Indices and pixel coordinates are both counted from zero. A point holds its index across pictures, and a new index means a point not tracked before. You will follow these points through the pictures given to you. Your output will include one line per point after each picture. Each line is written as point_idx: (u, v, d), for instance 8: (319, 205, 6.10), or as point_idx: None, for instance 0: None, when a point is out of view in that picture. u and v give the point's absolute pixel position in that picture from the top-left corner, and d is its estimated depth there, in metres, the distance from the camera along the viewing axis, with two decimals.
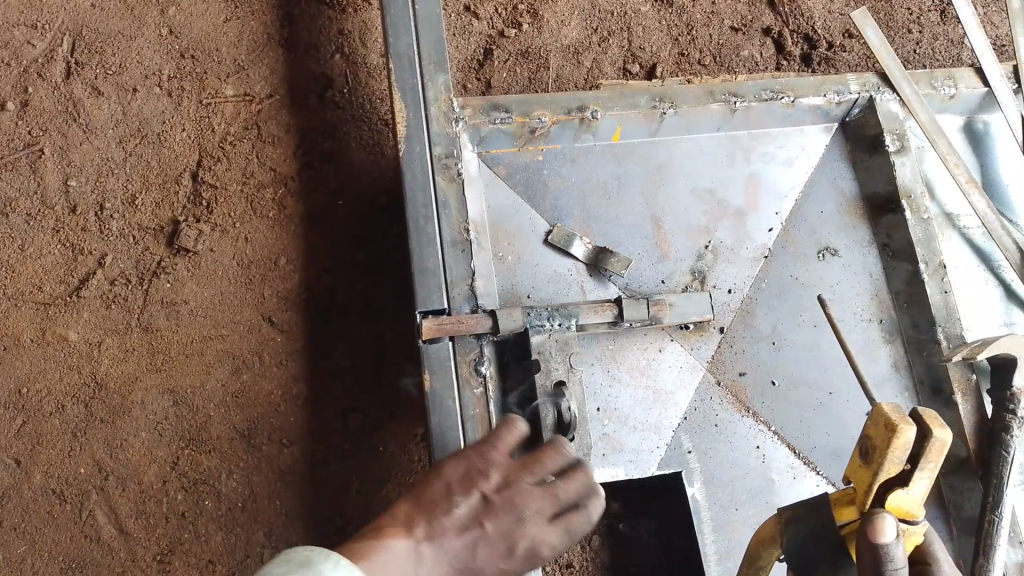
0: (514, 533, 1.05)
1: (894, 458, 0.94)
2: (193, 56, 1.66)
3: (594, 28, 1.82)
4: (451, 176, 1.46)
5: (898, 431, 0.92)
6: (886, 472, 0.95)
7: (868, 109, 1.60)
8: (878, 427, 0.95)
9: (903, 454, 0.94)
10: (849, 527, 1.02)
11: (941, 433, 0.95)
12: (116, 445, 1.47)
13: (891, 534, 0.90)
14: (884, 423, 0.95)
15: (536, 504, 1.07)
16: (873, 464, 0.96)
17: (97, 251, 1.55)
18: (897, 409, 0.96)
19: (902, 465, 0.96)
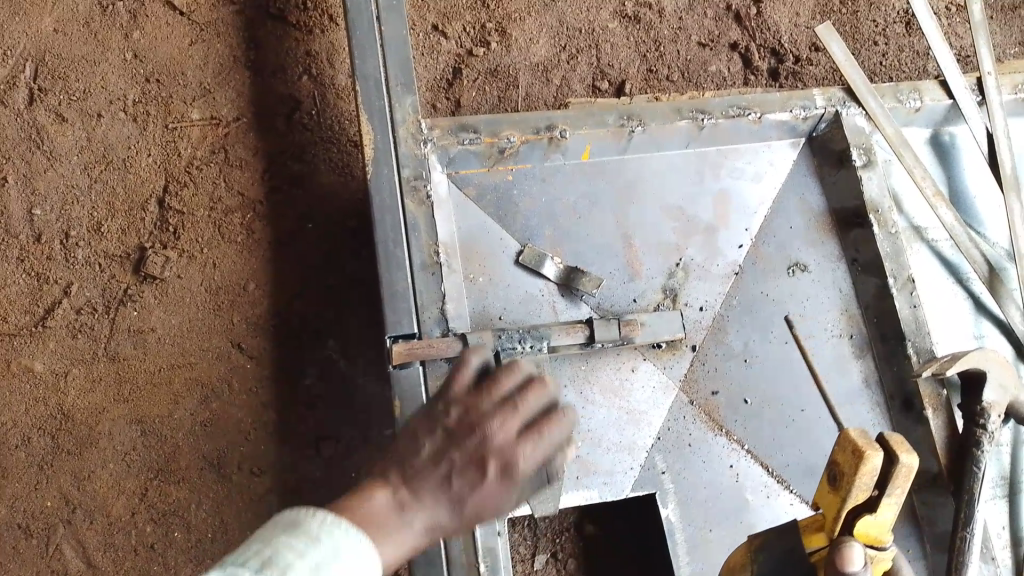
0: (489, 451, 0.91)
1: (862, 484, 0.94)
2: (158, 80, 1.64)
3: (562, 45, 1.82)
4: (420, 198, 1.45)
5: (865, 458, 0.92)
6: (855, 497, 0.95)
7: (835, 124, 1.61)
8: (846, 453, 0.95)
9: (870, 479, 0.94)
10: (816, 554, 1.00)
11: (906, 458, 0.95)
12: (84, 477, 1.46)
13: (858, 563, 0.89)
14: (851, 448, 0.94)
15: (500, 419, 0.93)
16: (841, 490, 0.96)
17: (63, 280, 1.53)
18: (864, 434, 0.96)
19: (869, 491, 0.95)
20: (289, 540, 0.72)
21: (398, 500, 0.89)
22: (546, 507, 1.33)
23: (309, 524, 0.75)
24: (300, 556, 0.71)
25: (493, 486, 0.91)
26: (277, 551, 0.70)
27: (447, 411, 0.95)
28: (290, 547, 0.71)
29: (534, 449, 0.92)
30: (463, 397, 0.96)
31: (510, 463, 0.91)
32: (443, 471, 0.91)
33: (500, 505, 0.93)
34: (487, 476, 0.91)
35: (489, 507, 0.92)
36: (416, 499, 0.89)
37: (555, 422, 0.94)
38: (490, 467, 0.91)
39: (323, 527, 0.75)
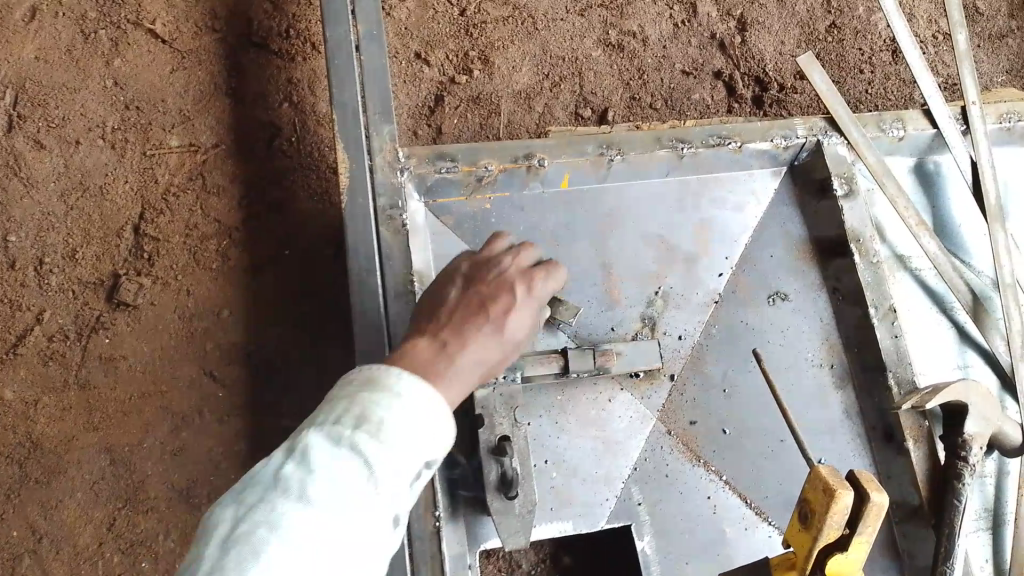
0: (507, 282, 1.12)
1: (832, 523, 0.93)
2: (137, 107, 1.65)
3: (545, 73, 1.82)
4: (395, 228, 1.44)
5: (836, 497, 0.91)
6: (826, 537, 0.94)
7: (816, 153, 1.60)
8: (816, 491, 0.94)
9: (841, 518, 0.93)
10: None
11: (877, 496, 0.94)
12: (50, 507, 1.43)
13: None
14: (822, 486, 0.94)
15: (507, 262, 1.16)
16: (812, 529, 0.95)
17: (36, 307, 1.52)
18: (834, 471, 0.95)
19: (840, 530, 0.95)
20: (378, 393, 0.84)
21: (442, 344, 1.02)
22: (516, 541, 1.28)
23: (392, 377, 0.87)
24: (391, 408, 0.83)
25: (518, 323, 1.09)
26: (368, 404, 0.83)
27: (461, 267, 1.17)
28: (379, 400, 0.83)
29: (545, 281, 1.15)
30: (474, 264, 1.16)
31: (531, 295, 1.13)
32: (475, 307, 1.08)
33: (529, 329, 1.12)
34: (511, 308, 1.09)
35: (522, 332, 1.10)
36: (459, 336, 1.03)
37: (554, 267, 1.18)
38: (513, 297, 1.10)
39: (408, 381, 0.87)
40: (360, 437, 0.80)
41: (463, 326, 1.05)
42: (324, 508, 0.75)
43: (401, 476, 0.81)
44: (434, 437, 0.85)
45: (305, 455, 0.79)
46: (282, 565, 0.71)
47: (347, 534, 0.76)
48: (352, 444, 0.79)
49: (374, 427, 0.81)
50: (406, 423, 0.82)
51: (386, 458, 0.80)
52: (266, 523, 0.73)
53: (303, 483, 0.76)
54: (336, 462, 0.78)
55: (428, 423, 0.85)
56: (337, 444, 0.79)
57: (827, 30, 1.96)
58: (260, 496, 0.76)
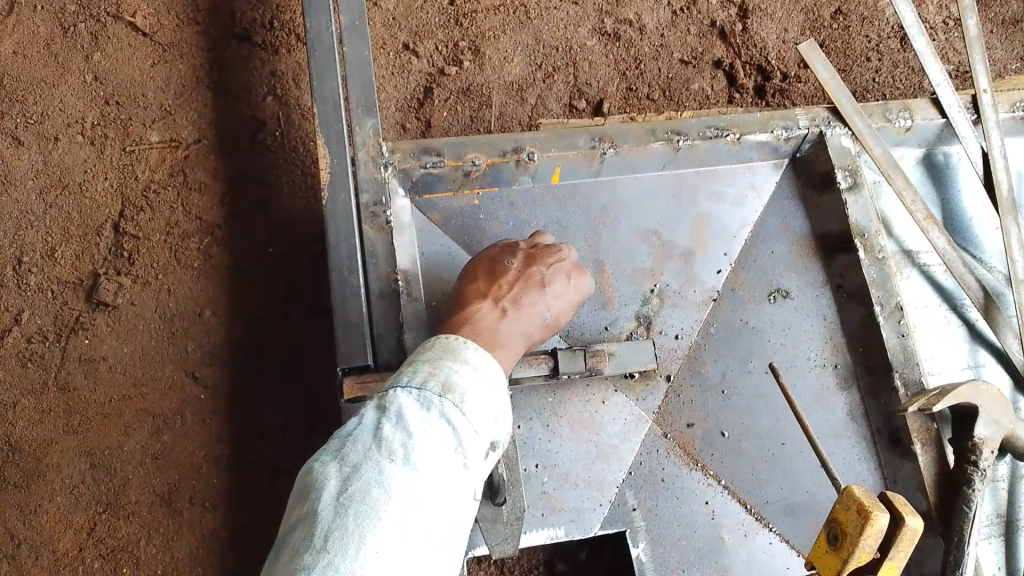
0: (563, 268, 1.31)
1: (865, 547, 0.89)
2: (117, 103, 1.60)
3: (538, 63, 1.76)
4: (379, 224, 1.40)
5: (872, 518, 0.89)
6: (857, 560, 0.90)
7: (818, 145, 1.54)
8: (850, 511, 0.91)
9: (874, 542, 0.90)
10: None
11: (912, 521, 0.93)
12: (29, 511, 1.40)
13: None
14: (855, 507, 0.91)
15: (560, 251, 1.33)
16: (843, 551, 0.92)
17: (14, 307, 1.48)
18: (868, 493, 0.92)
19: (872, 553, 0.91)
20: (454, 367, 0.89)
21: (503, 313, 1.20)
22: (504, 549, 1.24)
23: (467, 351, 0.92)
24: (471, 381, 0.88)
25: (561, 311, 1.29)
26: (449, 375, 0.88)
27: (514, 248, 1.33)
28: (458, 373, 0.89)
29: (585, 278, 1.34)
30: (529, 252, 1.32)
31: (574, 287, 1.31)
32: (532, 284, 1.26)
33: (564, 318, 1.31)
34: (561, 295, 1.28)
35: (561, 316, 1.29)
36: (515, 308, 1.22)
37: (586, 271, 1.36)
38: (562, 283, 1.29)
39: (482, 358, 0.92)
40: (447, 405, 0.84)
41: (521, 298, 1.23)
42: (426, 472, 0.79)
43: (481, 448, 0.86)
44: (501, 414, 0.91)
45: (398, 416, 0.82)
46: (394, 523, 0.74)
47: (442, 497, 0.79)
48: (442, 410, 0.83)
49: (458, 396, 0.85)
50: (483, 397, 0.88)
51: (468, 427, 0.85)
52: (377, 480, 0.76)
53: (406, 445, 0.79)
54: (429, 427, 0.82)
55: (498, 400, 0.90)
56: (429, 410, 0.83)
57: (832, 16, 1.89)
58: (364, 456, 0.78)
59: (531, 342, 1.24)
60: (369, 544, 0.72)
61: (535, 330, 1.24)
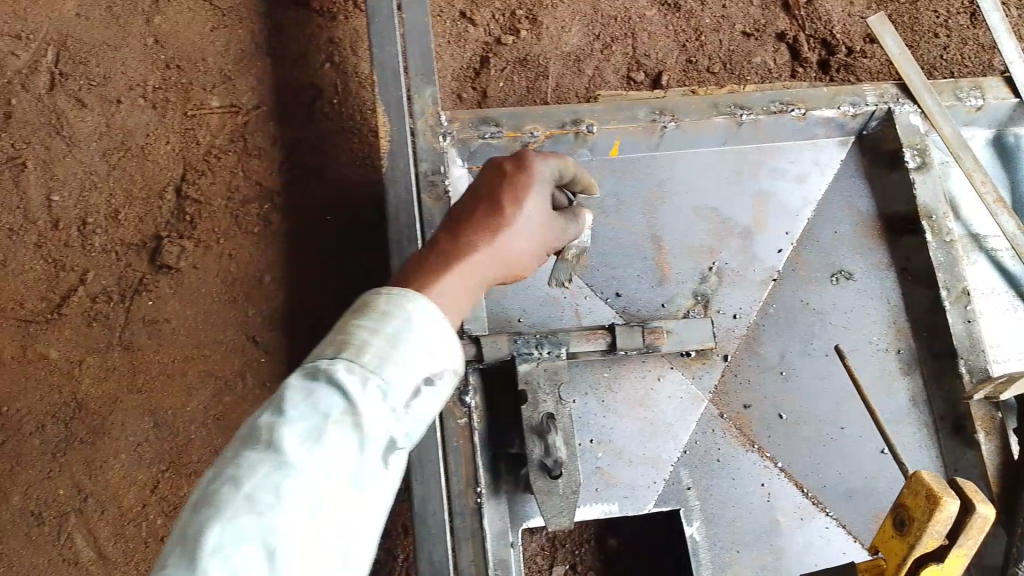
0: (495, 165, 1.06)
1: (933, 532, 0.89)
2: (178, 67, 1.62)
3: (596, 34, 1.73)
4: (437, 194, 1.39)
5: (942, 504, 0.88)
6: (924, 545, 0.90)
7: (886, 122, 1.50)
8: (918, 497, 0.91)
9: (943, 528, 0.89)
10: None
11: (984, 509, 0.91)
12: (95, 468, 1.44)
13: None
14: (925, 492, 0.90)
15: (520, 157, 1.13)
16: (910, 536, 0.91)
17: (80, 267, 1.52)
18: (938, 478, 0.92)
19: (940, 540, 0.91)
20: (359, 320, 0.79)
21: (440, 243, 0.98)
22: (561, 521, 1.25)
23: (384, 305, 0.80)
24: (379, 341, 0.76)
25: (519, 201, 1.01)
26: (349, 333, 0.77)
27: None
28: (360, 327, 0.78)
29: (540, 157, 1.07)
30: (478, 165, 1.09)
31: (523, 171, 1.04)
32: (472, 199, 1.03)
33: (538, 210, 1.03)
34: (512, 183, 1.01)
35: (526, 214, 1.01)
36: (455, 230, 0.99)
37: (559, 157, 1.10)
38: (509, 170, 1.03)
39: (396, 298, 0.80)
40: (337, 367, 0.74)
41: (458, 220, 1.00)
42: (300, 452, 0.69)
43: (387, 407, 0.74)
44: (425, 351, 0.78)
45: (280, 398, 0.73)
46: (249, 524, 0.65)
47: (324, 485, 0.69)
48: (329, 376, 0.73)
49: (352, 354, 0.75)
50: (393, 359, 0.76)
51: (369, 399, 0.73)
52: (236, 475, 0.68)
53: (275, 427, 0.70)
54: (311, 399, 0.72)
55: (416, 338, 0.78)
56: (315, 385, 0.73)
57: None
58: (235, 452, 0.70)
59: (514, 250, 1.00)
60: (213, 551, 0.64)
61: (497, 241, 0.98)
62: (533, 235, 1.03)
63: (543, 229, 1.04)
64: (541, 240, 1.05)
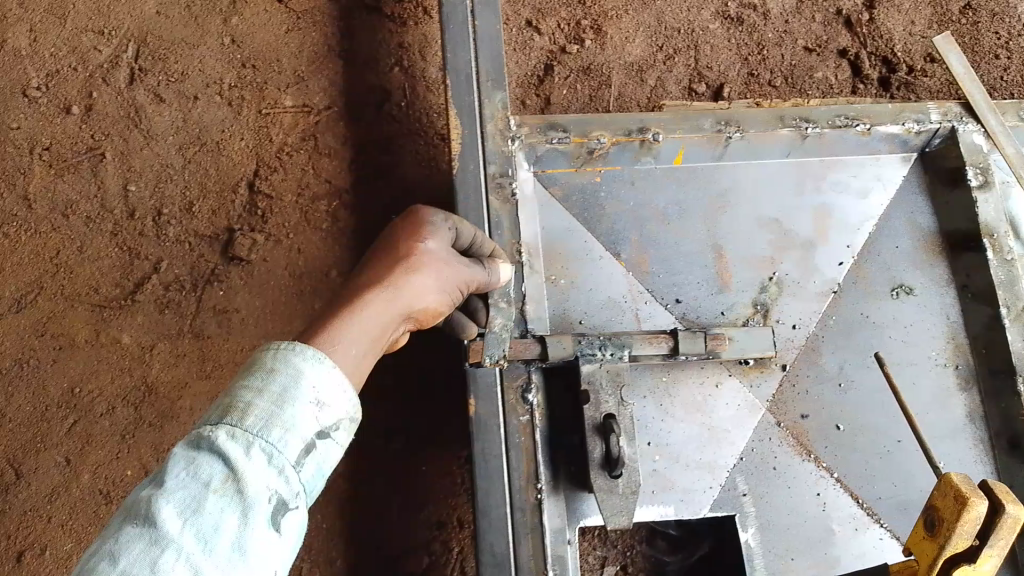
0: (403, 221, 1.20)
1: (962, 533, 0.89)
2: (253, 66, 1.67)
3: (659, 45, 1.75)
4: (504, 196, 1.43)
5: (969, 505, 0.87)
6: (953, 546, 0.90)
7: (950, 140, 1.51)
8: (946, 498, 0.90)
9: (972, 529, 0.89)
10: None
11: (1013, 509, 0.90)
12: (162, 450, 1.49)
13: None
14: (953, 493, 0.90)
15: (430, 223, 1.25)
16: (939, 537, 0.91)
17: (154, 256, 1.57)
18: (967, 480, 0.91)
19: (970, 541, 0.90)
20: (248, 381, 0.78)
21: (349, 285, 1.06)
22: (619, 521, 1.26)
23: (270, 359, 0.80)
24: (264, 397, 0.76)
25: (419, 242, 1.13)
26: (234, 395, 0.77)
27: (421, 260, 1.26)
28: (247, 388, 0.77)
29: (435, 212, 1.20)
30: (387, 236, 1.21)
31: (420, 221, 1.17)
32: (376, 254, 1.13)
33: (438, 248, 1.14)
34: (410, 229, 1.14)
35: (426, 250, 1.12)
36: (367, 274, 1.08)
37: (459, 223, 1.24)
38: (407, 224, 1.16)
39: (284, 352, 0.80)
40: (218, 434, 0.73)
41: (365, 270, 1.10)
42: (177, 522, 0.68)
43: (275, 468, 0.73)
44: (312, 404, 0.78)
45: (164, 471, 0.73)
46: None
47: (206, 555, 0.68)
48: (210, 443, 0.73)
49: (236, 417, 0.74)
50: (280, 415, 0.75)
51: (250, 458, 0.73)
52: (113, 551, 0.67)
53: (152, 501, 0.69)
54: (193, 470, 0.72)
55: (303, 393, 0.78)
56: (197, 452, 0.73)
57: (961, 12, 1.84)
58: (116, 528, 0.70)
59: (420, 281, 1.08)
60: None
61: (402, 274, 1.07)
62: (438, 269, 1.12)
63: (446, 263, 1.14)
64: (444, 284, 1.13)
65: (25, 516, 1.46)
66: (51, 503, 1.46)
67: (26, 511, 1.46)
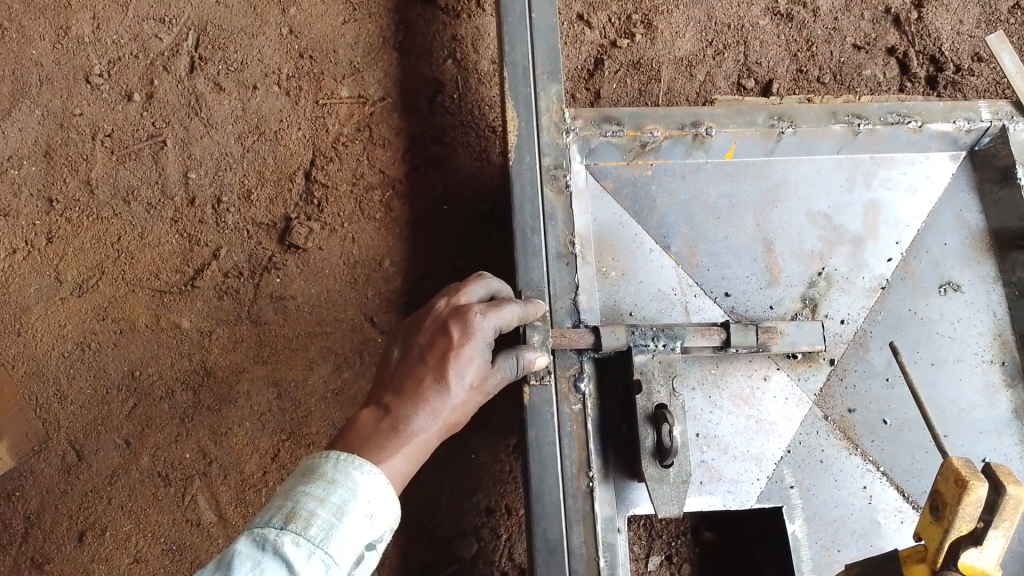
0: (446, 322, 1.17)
1: (964, 516, 0.87)
2: (311, 57, 1.70)
3: (709, 40, 1.77)
4: (559, 188, 1.46)
5: (969, 486, 0.86)
6: (957, 530, 0.87)
7: (1000, 139, 1.52)
8: (947, 482, 0.89)
9: (975, 512, 0.87)
10: None
11: (1013, 489, 0.88)
12: (220, 433, 1.51)
13: None
14: (953, 476, 0.89)
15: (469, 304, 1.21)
16: (942, 521, 0.89)
17: (213, 243, 1.60)
18: (967, 464, 0.90)
19: (973, 524, 0.88)
20: (309, 487, 0.91)
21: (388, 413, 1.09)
22: (670, 509, 1.28)
23: (330, 469, 0.92)
24: (324, 510, 0.88)
25: (463, 362, 1.14)
26: (297, 502, 0.89)
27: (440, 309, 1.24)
28: (310, 494, 0.90)
29: (481, 316, 1.18)
30: (431, 311, 1.21)
31: (468, 337, 1.16)
32: (418, 363, 1.15)
33: (477, 375, 1.16)
34: (456, 349, 1.14)
35: (468, 381, 1.14)
36: (410, 392, 1.11)
37: (500, 312, 1.21)
38: (455, 335, 1.15)
39: (343, 464, 0.93)
40: (285, 539, 0.85)
41: (406, 386, 1.12)
42: None
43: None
44: (366, 518, 0.90)
45: (229, 563, 0.83)
46: None
47: None
48: (276, 547, 0.84)
49: (299, 526, 0.86)
50: (339, 529, 0.87)
51: (309, 569, 0.84)
52: None
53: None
54: (260, 571, 0.82)
55: (359, 505, 0.90)
56: (262, 556, 0.83)
57: (1010, 11, 1.82)
58: None
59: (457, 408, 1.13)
60: None
61: (439, 409, 1.10)
62: (473, 396, 1.16)
63: (482, 387, 1.17)
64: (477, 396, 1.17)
65: (87, 496, 1.48)
66: (111, 484, 1.49)
67: (88, 492, 1.49)
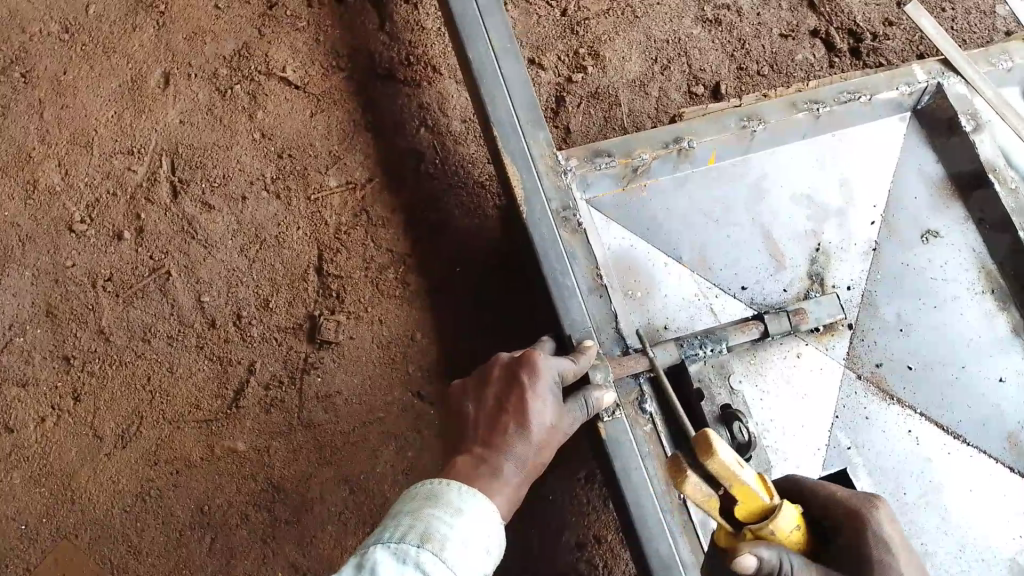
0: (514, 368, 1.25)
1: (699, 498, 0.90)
2: (290, 155, 1.72)
3: (653, 58, 1.88)
4: (572, 227, 1.53)
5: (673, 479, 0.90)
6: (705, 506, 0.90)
7: (938, 94, 1.72)
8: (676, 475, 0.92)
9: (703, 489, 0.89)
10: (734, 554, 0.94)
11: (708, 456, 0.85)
12: (307, 544, 1.51)
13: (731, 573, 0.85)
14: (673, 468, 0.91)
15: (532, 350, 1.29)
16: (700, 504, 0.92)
17: (245, 359, 1.59)
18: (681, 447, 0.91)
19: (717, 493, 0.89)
20: (437, 510, 0.96)
21: (481, 458, 1.15)
22: None
23: (453, 495, 0.98)
24: (453, 531, 0.93)
25: (537, 404, 1.21)
26: (430, 524, 0.93)
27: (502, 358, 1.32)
28: (439, 518, 0.95)
29: (544, 359, 1.27)
30: (498, 362, 1.29)
31: (536, 379, 1.24)
32: (495, 410, 1.22)
33: (553, 413, 1.22)
34: (528, 392, 1.21)
35: (547, 420, 1.21)
36: (494, 438, 1.17)
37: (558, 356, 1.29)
38: (524, 379, 1.23)
39: (465, 493, 0.99)
40: (422, 554, 0.90)
41: (491, 433, 1.18)
42: None
43: None
44: (485, 550, 0.95)
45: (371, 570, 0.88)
46: None
47: None
48: (416, 562, 0.89)
49: (435, 546, 0.91)
50: (467, 550, 0.92)
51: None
52: None
53: None
54: None
55: (481, 537, 0.95)
56: (404, 565, 0.89)
57: None
58: None
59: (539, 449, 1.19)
60: None
61: (527, 450, 1.17)
62: (553, 435, 1.22)
63: (557, 426, 1.24)
64: (557, 436, 1.23)
65: None
66: None
67: None
